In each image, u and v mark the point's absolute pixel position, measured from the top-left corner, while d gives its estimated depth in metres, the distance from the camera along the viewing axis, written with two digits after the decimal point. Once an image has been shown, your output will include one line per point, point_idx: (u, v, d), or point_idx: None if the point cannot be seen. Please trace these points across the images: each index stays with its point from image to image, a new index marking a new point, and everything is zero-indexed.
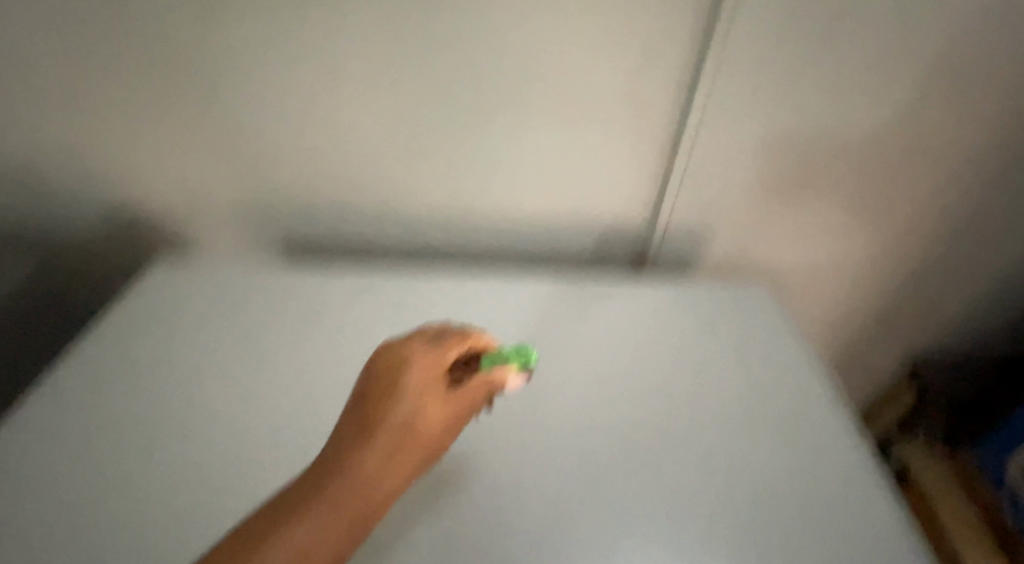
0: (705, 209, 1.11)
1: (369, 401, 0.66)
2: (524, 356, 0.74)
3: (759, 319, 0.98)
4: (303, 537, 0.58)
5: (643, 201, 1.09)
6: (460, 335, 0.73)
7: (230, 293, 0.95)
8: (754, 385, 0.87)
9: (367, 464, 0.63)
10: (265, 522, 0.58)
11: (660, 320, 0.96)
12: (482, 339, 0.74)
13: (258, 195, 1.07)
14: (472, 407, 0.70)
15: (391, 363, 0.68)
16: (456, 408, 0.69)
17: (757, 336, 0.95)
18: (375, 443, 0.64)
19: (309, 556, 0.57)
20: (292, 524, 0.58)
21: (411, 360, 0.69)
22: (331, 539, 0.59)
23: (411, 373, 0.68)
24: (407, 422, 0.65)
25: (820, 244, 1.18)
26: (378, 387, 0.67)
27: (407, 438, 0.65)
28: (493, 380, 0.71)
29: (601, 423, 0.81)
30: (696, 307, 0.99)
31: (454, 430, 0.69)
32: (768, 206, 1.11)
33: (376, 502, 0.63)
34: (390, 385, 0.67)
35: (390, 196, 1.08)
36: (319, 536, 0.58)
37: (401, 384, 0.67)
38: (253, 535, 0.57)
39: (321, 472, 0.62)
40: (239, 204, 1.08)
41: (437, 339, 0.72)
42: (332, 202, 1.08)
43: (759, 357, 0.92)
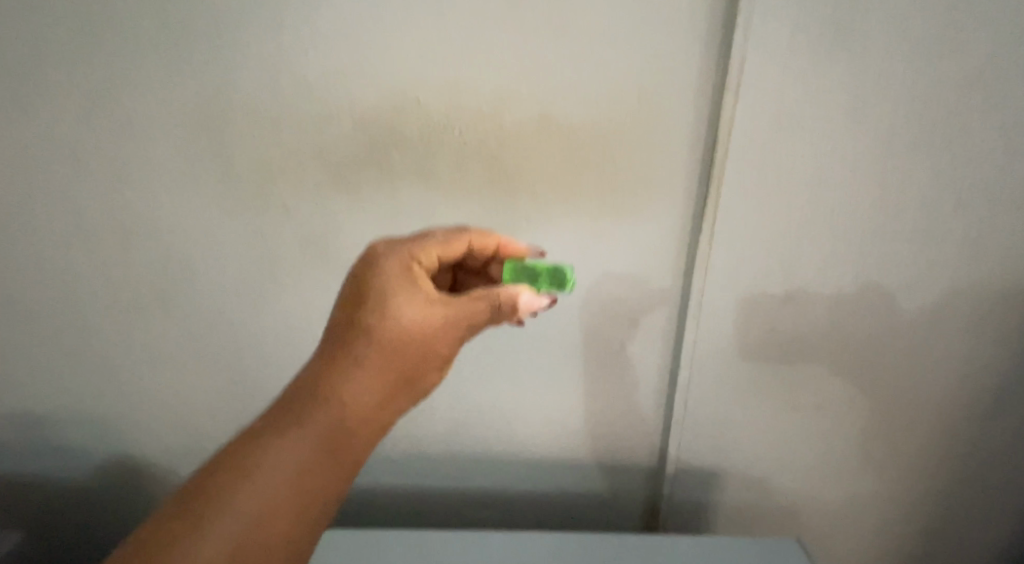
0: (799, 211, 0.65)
1: (346, 309, 0.50)
2: (558, 280, 0.56)
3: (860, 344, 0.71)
4: (275, 478, 0.45)
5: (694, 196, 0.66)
6: (459, 240, 0.56)
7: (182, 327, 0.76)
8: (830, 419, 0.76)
9: (356, 395, 0.47)
10: (220, 474, 0.45)
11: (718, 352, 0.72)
12: (489, 240, 0.58)
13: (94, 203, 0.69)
14: (479, 312, 0.50)
15: (365, 265, 0.51)
16: (451, 310, 0.49)
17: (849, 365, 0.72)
18: (365, 360, 0.48)
19: (259, 527, 0.43)
20: (247, 483, 0.44)
21: (394, 265, 0.51)
22: (301, 499, 0.45)
23: (395, 274, 0.50)
24: (398, 334, 0.48)
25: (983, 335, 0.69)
26: (355, 292, 0.50)
27: (402, 353, 0.48)
28: (500, 295, 0.51)
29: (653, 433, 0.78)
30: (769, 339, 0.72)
31: (446, 339, 0.50)
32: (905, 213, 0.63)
33: (358, 451, 0.48)
34: (367, 287, 0.50)
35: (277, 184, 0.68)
36: (304, 473, 0.45)
37: (381, 293, 0.49)
38: (206, 487, 0.44)
39: (293, 404, 0.47)
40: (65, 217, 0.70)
41: (436, 247, 0.54)
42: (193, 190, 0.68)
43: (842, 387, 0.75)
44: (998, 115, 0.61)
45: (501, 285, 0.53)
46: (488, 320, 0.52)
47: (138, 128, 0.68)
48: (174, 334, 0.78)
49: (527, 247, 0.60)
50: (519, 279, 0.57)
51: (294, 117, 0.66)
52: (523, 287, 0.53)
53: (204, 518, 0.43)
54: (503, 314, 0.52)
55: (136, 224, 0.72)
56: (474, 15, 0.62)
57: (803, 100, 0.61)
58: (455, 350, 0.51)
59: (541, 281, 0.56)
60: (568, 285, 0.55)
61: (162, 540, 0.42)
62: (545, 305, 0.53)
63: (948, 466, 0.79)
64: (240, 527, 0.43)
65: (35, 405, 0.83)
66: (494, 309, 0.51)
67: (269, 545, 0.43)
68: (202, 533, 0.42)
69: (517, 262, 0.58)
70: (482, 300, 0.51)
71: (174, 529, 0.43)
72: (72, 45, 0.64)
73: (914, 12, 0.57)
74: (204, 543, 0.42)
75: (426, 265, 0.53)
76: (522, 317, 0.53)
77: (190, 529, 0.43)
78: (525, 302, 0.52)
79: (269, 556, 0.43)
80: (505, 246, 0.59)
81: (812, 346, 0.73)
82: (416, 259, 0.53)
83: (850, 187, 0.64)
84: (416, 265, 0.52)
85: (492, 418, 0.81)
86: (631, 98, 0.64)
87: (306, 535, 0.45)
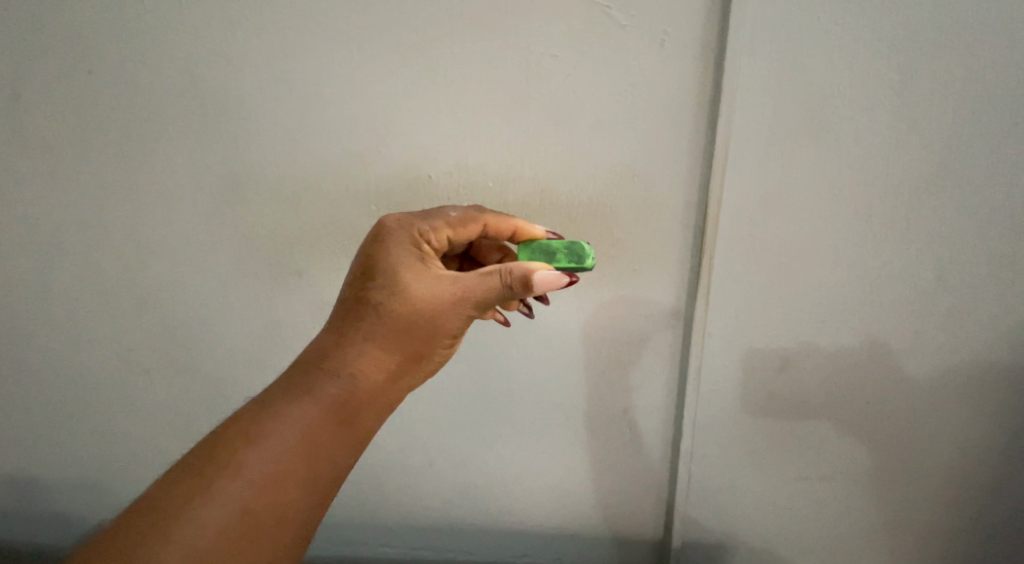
0: (788, 257, 0.67)
1: (361, 283, 0.58)
2: (575, 256, 0.61)
3: (851, 388, 0.72)
4: (292, 427, 0.54)
5: (687, 249, 0.69)
6: (473, 220, 0.61)
7: (206, 373, 0.82)
8: (827, 466, 0.77)
9: (366, 360, 0.57)
10: (249, 420, 0.54)
11: (716, 395, 0.75)
12: (505, 222, 0.62)
13: (133, 253, 0.76)
14: (488, 291, 0.57)
15: (379, 243, 0.59)
16: (456, 288, 0.57)
17: (841, 410, 0.74)
18: (376, 329, 0.57)
19: (284, 475, 0.53)
20: (270, 430, 0.53)
21: (405, 245, 0.59)
22: (315, 446, 0.54)
23: (404, 252, 0.58)
24: (406, 308, 0.57)
25: (969, 380, 0.70)
26: (370, 267, 0.58)
27: (410, 324, 0.57)
28: (512, 272, 0.57)
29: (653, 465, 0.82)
30: (767, 386, 0.74)
31: (453, 313, 0.57)
32: (888, 259, 0.66)
33: (368, 407, 0.57)
34: (381, 264, 0.58)
35: (297, 233, 0.73)
36: (317, 425, 0.54)
37: (393, 269, 0.57)
38: (236, 428, 0.54)
39: (313, 368, 0.57)
40: (106, 272, 0.77)
41: (445, 228, 0.61)
42: (222, 241, 0.74)
43: (840, 437, 0.75)
44: (985, 191, 0.62)
45: (515, 263, 0.58)
46: (500, 297, 0.58)
47: (167, 204, 0.73)
48: (198, 391, 0.83)
49: (541, 230, 0.63)
50: (537, 256, 0.63)
51: (311, 193, 0.71)
52: (541, 266, 0.58)
53: (232, 456, 0.52)
54: (515, 292, 0.57)
55: (165, 286, 0.77)
56: (480, 104, 0.66)
57: (792, 178, 0.64)
58: (462, 324, 0.58)
59: (559, 256, 0.62)
60: (587, 264, 0.61)
61: (201, 472, 0.52)
62: (565, 282, 0.57)
63: (958, 528, 0.78)
64: (263, 465, 0.52)
65: (74, 452, 0.90)
66: (505, 286, 0.57)
67: (288, 480, 0.53)
68: (234, 467, 0.52)
69: (534, 242, 0.63)
70: (493, 277, 0.57)
71: (209, 464, 0.52)
72: (111, 133, 0.70)
73: (894, 98, 0.60)
74: (235, 477, 0.52)
75: (436, 244, 0.61)
76: (539, 293, 0.58)
77: (223, 464, 0.52)
78: (541, 279, 0.56)
79: (291, 490, 0.52)
80: (520, 229, 0.63)
81: (811, 408, 0.74)
82: (425, 237, 0.60)
83: (842, 257, 0.66)
84: (426, 246, 0.60)
85: (506, 468, 0.85)
86: (629, 179, 0.67)
87: (324, 476, 0.54)
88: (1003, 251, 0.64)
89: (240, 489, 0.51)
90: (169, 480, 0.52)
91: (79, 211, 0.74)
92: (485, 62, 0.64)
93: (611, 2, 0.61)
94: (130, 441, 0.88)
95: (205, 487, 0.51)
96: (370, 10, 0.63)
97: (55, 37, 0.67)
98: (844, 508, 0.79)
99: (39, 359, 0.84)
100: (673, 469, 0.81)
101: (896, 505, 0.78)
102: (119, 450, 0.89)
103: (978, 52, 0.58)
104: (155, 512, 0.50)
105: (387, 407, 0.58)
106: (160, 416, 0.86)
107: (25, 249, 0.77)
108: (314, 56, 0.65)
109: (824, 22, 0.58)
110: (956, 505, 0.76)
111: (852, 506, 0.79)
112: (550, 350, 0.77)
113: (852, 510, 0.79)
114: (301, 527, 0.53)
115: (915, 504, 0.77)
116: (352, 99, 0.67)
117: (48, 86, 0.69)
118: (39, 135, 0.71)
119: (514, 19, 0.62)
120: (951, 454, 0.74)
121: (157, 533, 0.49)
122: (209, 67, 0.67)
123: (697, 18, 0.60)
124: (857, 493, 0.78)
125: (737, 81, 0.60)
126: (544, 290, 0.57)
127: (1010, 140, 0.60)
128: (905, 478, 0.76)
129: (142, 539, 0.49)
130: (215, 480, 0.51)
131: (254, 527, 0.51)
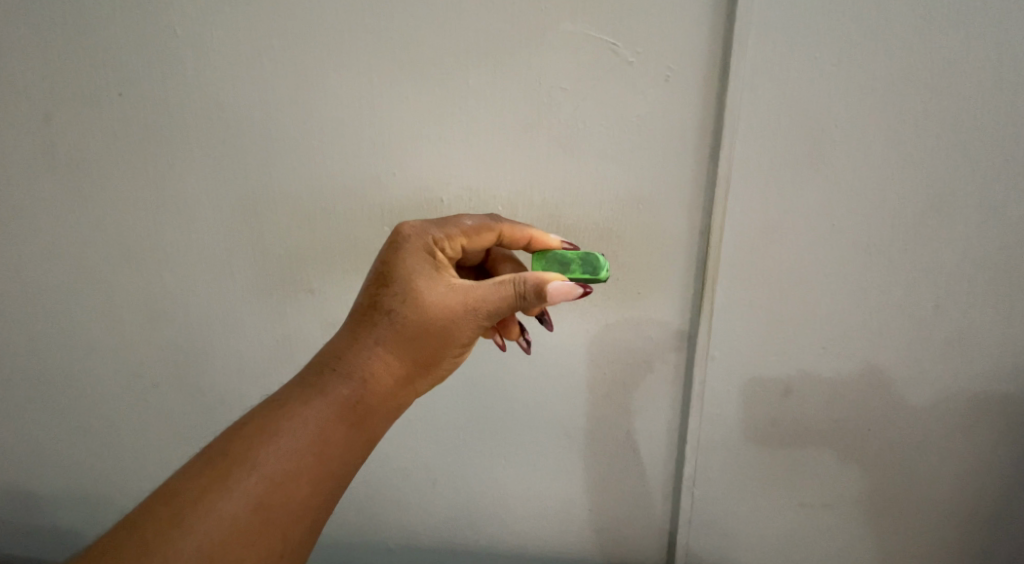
0: (788, 285, 0.68)
1: (375, 288, 0.60)
2: (589, 267, 0.63)
3: (851, 417, 0.73)
4: (304, 426, 0.56)
5: (690, 276, 0.71)
6: (488, 230, 0.63)
7: (213, 388, 0.83)
8: (827, 495, 0.77)
9: (377, 364, 0.59)
10: (265, 418, 0.56)
11: (717, 421, 0.76)
12: (521, 232, 0.64)
13: (151, 269, 0.78)
14: (500, 301, 0.58)
15: (394, 250, 0.60)
16: (468, 298, 0.58)
17: (842, 439, 0.74)
18: (388, 335, 0.59)
19: (296, 473, 0.55)
20: (284, 429, 0.56)
21: (420, 252, 0.60)
22: (326, 446, 0.56)
23: (419, 260, 0.60)
24: (417, 316, 0.58)
25: (968, 413, 0.71)
26: (385, 273, 0.60)
27: (421, 332, 0.58)
28: (525, 282, 0.58)
29: (654, 492, 0.82)
30: (768, 413, 0.74)
31: (464, 322, 0.58)
32: (885, 289, 0.67)
33: (377, 410, 0.59)
34: (395, 271, 0.59)
35: (309, 253, 0.75)
36: (328, 426, 0.56)
37: (407, 277, 0.59)
38: (253, 425, 0.56)
39: (326, 369, 0.59)
40: (123, 287, 0.79)
41: (460, 237, 0.62)
42: (236, 260, 0.76)
43: (841, 466, 0.75)
44: (978, 223, 0.64)
45: (529, 273, 0.59)
46: (513, 307, 0.59)
47: (186, 222, 0.75)
48: (205, 405, 0.84)
49: (557, 240, 0.65)
50: (551, 266, 0.65)
51: (325, 214, 0.73)
52: (556, 276, 0.59)
53: (249, 451, 0.55)
54: (527, 301, 0.59)
55: (180, 301, 0.79)
56: (492, 133, 0.69)
57: (791, 208, 0.66)
58: (473, 333, 0.59)
59: (573, 268, 0.64)
60: (601, 275, 0.63)
61: (219, 465, 0.54)
62: (579, 293, 0.58)
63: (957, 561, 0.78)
64: (276, 462, 0.54)
65: (79, 464, 0.90)
66: (518, 296, 0.58)
67: (300, 477, 0.55)
68: (250, 461, 0.54)
69: (547, 253, 0.65)
70: (505, 287, 0.59)
71: (227, 458, 0.54)
72: (136, 153, 0.73)
73: (888, 134, 0.62)
74: (251, 471, 0.54)
75: (450, 252, 0.62)
76: (551, 303, 0.59)
77: (239, 459, 0.54)
78: (555, 290, 0.57)
79: (302, 487, 0.55)
80: (536, 239, 0.64)
81: (812, 436, 0.75)
82: (439, 245, 0.62)
83: (842, 285, 0.68)
84: (440, 254, 0.61)
85: (509, 489, 0.85)
86: (634, 206, 0.69)
87: (334, 475, 0.56)
88: (999, 283, 0.66)
89: (255, 484, 0.54)
90: (189, 473, 0.54)
91: (101, 225, 0.77)
92: (498, 93, 0.67)
93: (618, 40, 0.64)
94: (134, 457, 0.89)
95: (222, 481, 0.53)
96: (390, 44, 0.66)
97: (91, 62, 0.70)
98: (844, 540, 0.79)
99: (52, 372, 0.85)
100: (677, 493, 0.82)
101: (895, 538, 0.78)
102: (122, 465, 0.89)
103: (969, 91, 0.60)
104: (176, 501, 0.53)
105: (395, 410, 0.60)
106: (164, 432, 0.87)
107: (46, 264, 0.79)
108: (334, 86, 0.68)
109: (821, 60, 0.61)
110: (954, 538, 0.77)
111: (852, 537, 0.79)
112: (554, 372, 0.78)
113: (851, 541, 0.79)
114: (310, 522, 0.55)
115: (914, 537, 0.77)
116: (369, 126, 0.70)
117: (80, 108, 0.72)
118: (68, 153, 0.74)
119: (526, 54, 0.65)
120: (951, 487, 0.74)
121: (179, 523, 0.52)
122: (234, 94, 0.70)
123: (700, 56, 0.63)
124: (858, 525, 0.78)
125: (738, 115, 0.63)
126: (555, 301, 0.59)
127: (999, 175, 0.62)
128: (905, 510, 0.76)
129: (163, 525, 0.52)
130: (232, 473, 0.54)
131: (266, 520, 0.53)
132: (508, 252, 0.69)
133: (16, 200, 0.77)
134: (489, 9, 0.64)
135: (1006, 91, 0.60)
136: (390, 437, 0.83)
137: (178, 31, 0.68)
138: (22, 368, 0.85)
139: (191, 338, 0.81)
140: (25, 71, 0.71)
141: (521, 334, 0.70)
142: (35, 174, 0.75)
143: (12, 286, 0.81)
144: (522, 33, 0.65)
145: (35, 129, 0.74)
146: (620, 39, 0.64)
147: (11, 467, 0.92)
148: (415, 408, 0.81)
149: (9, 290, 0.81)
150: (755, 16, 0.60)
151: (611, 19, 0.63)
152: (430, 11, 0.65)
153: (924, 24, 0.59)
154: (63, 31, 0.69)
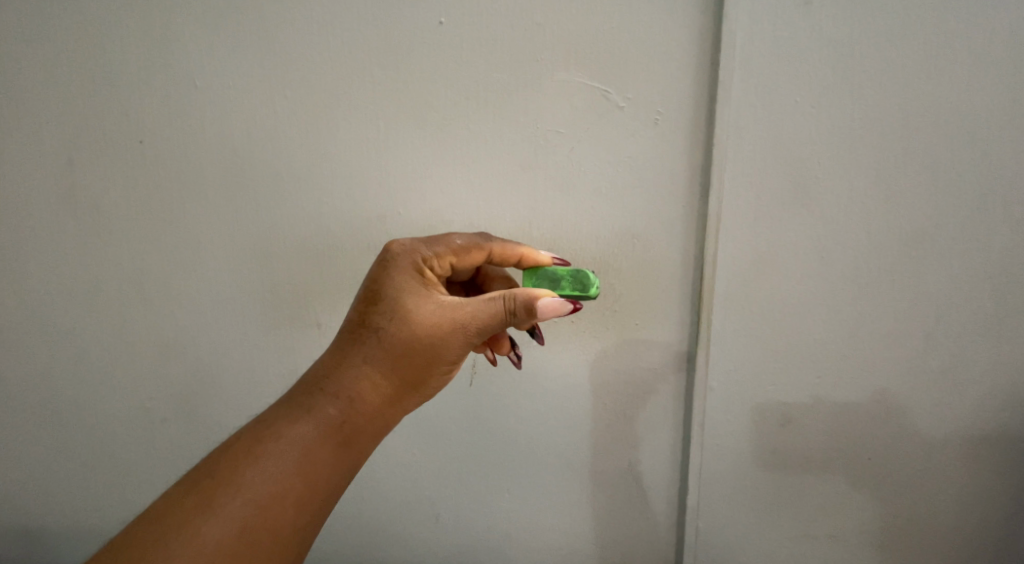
0: (781, 311, 0.70)
1: (364, 307, 0.62)
2: (580, 285, 0.65)
3: (850, 443, 0.73)
4: (291, 447, 0.57)
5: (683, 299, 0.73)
6: (478, 249, 0.66)
7: (216, 417, 0.84)
8: (831, 522, 0.76)
9: (366, 384, 0.60)
10: (254, 437, 0.58)
11: (717, 447, 0.76)
12: (511, 250, 0.67)
13: (160, 301, 0.80)
14: (489, 317, 0.60)
15: (383, 269, 0.63)
16: (456, 316, 0.60)
17: (843, 465, 0.74)
18: (376, 353, 0.60)
19: (282, 493, 0.56)
20: (272, 448, 0.57)
21: (409, 271, 0.63)
22: (313, 466, 0.57)
23: (407, 279, 0.62)
24: (406, 333, 0.60)
25: (967, 440, 0.71)
26: (374, 292, 0.62)
27: (410, 349, 0.60)
28: (515, 298, 0.60)
29: (656, 520, 0.82)
30: (768, 439, 0.74)
31: (453, 339, 0.60)
32: (877, 313, 0.69)
33: (365, 429, 0.60)
34: (384, 290, 0.62)
35: (314, 286, 0.77)
36: (315, 445, 0.58)
37: (395, 295, 0.61)
38: (242, 445, 0.57)
39: (315, 389, 0.60)
40: (133, 319, 0.81)
41: (449, 255, 0.65)
42: (245, 293, 0.79)
43: (843, 491, 0.75)
44: (962, 254, 0.66)
45: (519, 290, 0.61)
46: (503, 324, 0.60)
47: (196, 259, 0.78)
48: (207, 438, 0.85)
49: (547, 257, 0.67)
50: (543, 283, 0.67)
51: (331, 251, 0.76)
52: (545, 293, 0.61)
53: (236, 472, 0.56)
54: (517, 317, 0.60)
55: (188, 335, 0.81)
56: (489, 168, 0.72)
57: (779, 237, 0.68)
58: (462, 350, 0.61)
59: (565, 284, 0.66)
60: (591, 293, 0.65)
61: (206, 485, 0.55)
62: (569, 309, 0.60)
63: None
64: (263, 483, 0.56)
65: (83, 500, 0.91)
66: (507, 312, 0.60)
67: (287, 497, 0.56)
68: (238, 482, 0.55)
69: (540, 268, 0.67)
70: (493, 303, 0.60)
71: (214, 479, 0.56)
72: (152, 194, 0.77)
73: (869, 169, 0.65)
74: (238, 491, 0.55)
75: (440, 270, 0.65)
76: (541, 319, 0.60)
77: (227, 480, 0.55)
78: (544, 305, 0.59)
79: (289, 506, 0.56)
80: (526, 257, 0.67)
81: (813, 462, 0.75)
82: (428, 263, 0.64)
83: (833, 312, 0.69)
84: (429, 272, 0.64)
85: (509, 520, 0.84)
86: (628, 239, 0.72)
87: (320, 496, 0.57)
88: (986, 311, 0.67)
89: (241, 505, 0.55)
90: (175, 495, 0.55)
91: (114, 263, 0.80)
92: (496, 134, 0.71)
93: (609, 87, 0.68)
94: (135, 487, 0.89)
95: (208, 503, 0.54)
96: (396, 95, 0.71)
97: (117, 112, 0.75)
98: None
99: (61, 405, 0.86)
100: (679, 525, 0.81)
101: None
102: (124, 495, 0.89)
103: (943, 131, 0.64)
104: (163, 524, 0.54)
105: (384, 428, 0.62)
106: (165, 462, 0.87)
107: (61, 300, 0.82)
108: (342, 133, 0.73)
109: (802, 101, 0.64)
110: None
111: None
112: (553, 398, 0.79)
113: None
114: (296, 544, 0.56)
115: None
116: (375, 168, 0.73)
117: (100, 151, 0.76)
118: (86, 195, 0.78)
119: (522, 100, 0.69)
120: (954, 514, 0.74)
121: (166, 546, 0.52)
122: (247, 140, 0.74)
123: (687, 99, 0.67)
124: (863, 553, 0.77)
125: (725, 151, 0.66)
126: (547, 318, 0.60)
127: (978, 209, 0.65)
128: (911, 538, 0.75)
129: (150, 548, 0.52)
130: (219, 495, 0.55)
131: (252, 541, 0.54)
132: (502, 270, 0.72)
133: (36, 242, 0.80)
134: (489, 61, 0.69)
135: (979, 133, 0.63)
136: (391, 465, 0.84)
137: (198, 83, 0.73)
138: (30, 400, 0.87)
139: (196, 367, 0.82)
140: (52, 119, 0.76)
141: (513, 349, 0.72)
142: (57, 217, 0.79)
143: (26, 321, 0.84)
144: (521, 81, 0.69)
145: (61, 177, 0.78)
146: (611, 85, 0.68)
147: (14, 502, 0.92)
148: (417, 439, 0.82)
149: (23, 326, 0.84)
150: (736, 63, 0.64)
151: (603, 68, 0.67)
152: (434, 63, 0.70)
153: (898, 71, 0.63)
154: (92, 83, 0.74)
